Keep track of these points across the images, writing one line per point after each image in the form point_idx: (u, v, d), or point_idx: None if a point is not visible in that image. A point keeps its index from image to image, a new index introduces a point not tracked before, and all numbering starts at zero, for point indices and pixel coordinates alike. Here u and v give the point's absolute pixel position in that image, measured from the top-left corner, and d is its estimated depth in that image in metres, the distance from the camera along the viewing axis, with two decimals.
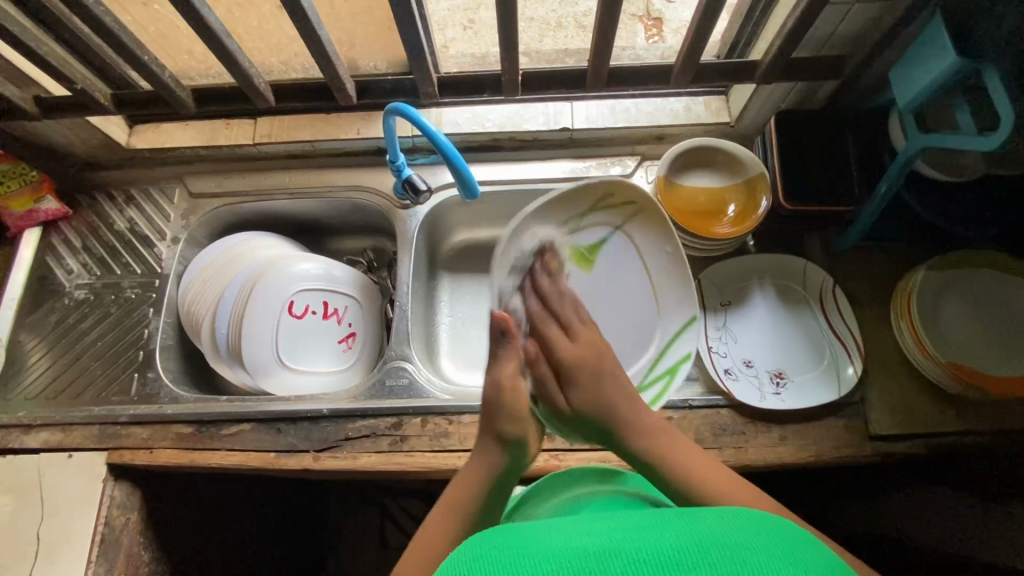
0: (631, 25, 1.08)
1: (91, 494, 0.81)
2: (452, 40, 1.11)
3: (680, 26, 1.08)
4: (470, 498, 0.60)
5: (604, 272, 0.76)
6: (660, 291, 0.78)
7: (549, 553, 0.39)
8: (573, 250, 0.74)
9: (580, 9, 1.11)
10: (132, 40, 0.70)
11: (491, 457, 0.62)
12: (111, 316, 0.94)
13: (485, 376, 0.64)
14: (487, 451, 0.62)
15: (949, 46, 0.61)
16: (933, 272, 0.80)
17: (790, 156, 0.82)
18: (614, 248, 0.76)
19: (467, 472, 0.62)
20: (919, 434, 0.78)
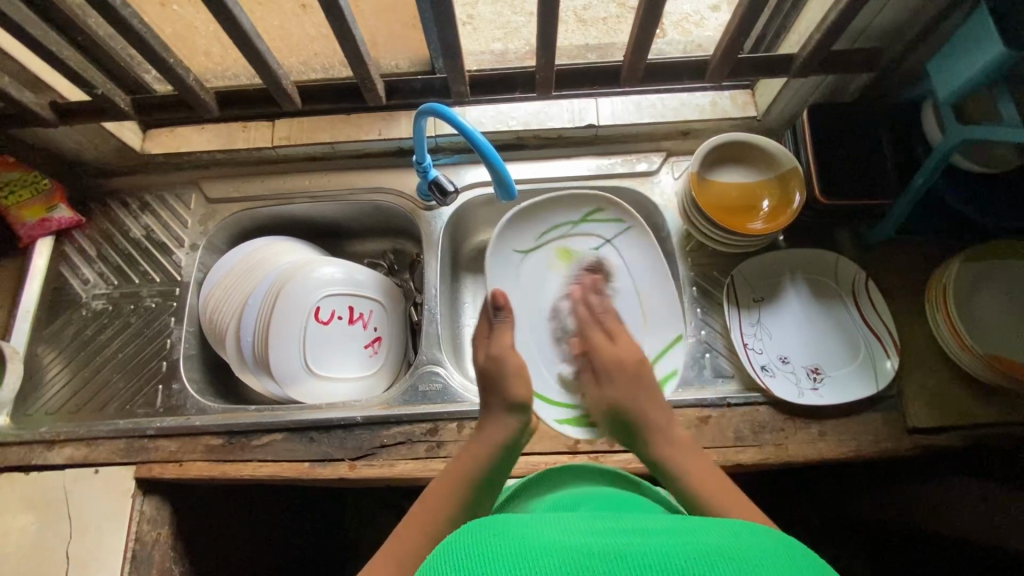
0: None
1: (120, 510, 0.79)
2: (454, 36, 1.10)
3: (680, 18, 1.07)
4: (483, 456, 0.64)
5: (589, 276, 0.92)
6: (646, 305, 0.89)
7: (552, 547, 0.39)
8: (565, 254, 0.93)
9: (579, 2, 1.11)
10: (158, 43, 0.68)
11: (503, 427, 0.67)
12: (131, 326, 0.92)
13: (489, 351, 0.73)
14: (498, 421, 0.67)
15: (997, 36, 0.61)
16: (967, 264, 0.80)
17: (825, 149, 0.82)
18: (602, 258, 0.92)
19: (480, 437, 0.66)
20: (958, 426, 0.78)
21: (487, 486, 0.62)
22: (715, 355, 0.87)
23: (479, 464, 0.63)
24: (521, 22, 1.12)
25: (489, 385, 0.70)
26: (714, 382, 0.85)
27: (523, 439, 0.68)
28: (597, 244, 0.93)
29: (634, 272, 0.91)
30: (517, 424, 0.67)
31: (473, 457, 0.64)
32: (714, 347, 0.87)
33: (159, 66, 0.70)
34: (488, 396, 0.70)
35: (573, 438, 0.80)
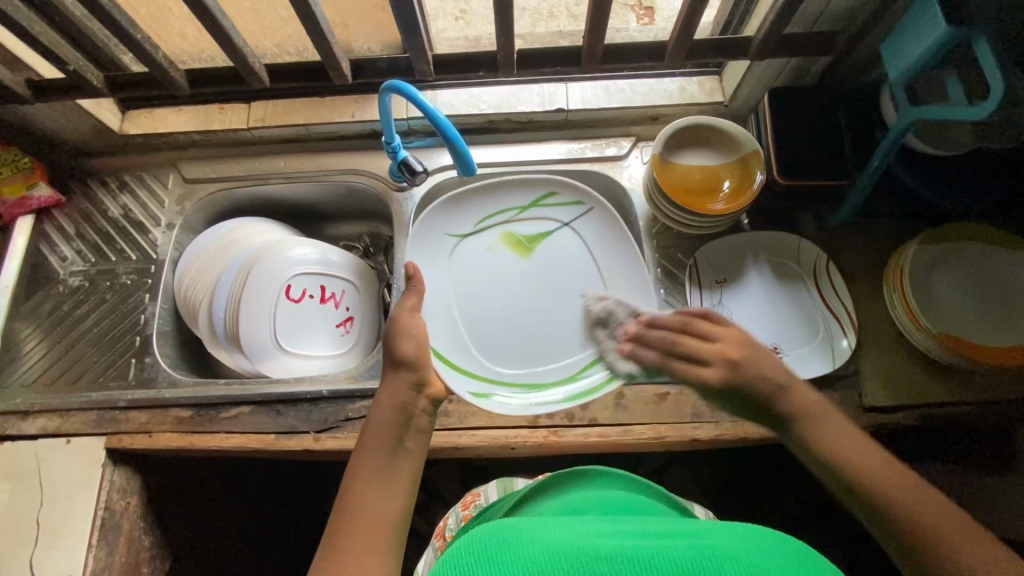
0: (624, 13, 1.12)
1: (90, 479, 0.81)
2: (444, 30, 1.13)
3: (672, 14, 1.11)
4: (389, 424, 0.61)
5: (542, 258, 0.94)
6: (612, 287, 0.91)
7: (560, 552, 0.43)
8: (509, 237, 0.95)
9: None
10: (127, 20, 0.70)
11: (398, 382, 0.65)
12: (107, 302, 0.93)
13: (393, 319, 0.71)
14: (396, 385, 0.65)
15: (938, 14, 0.62)
16: (924, 246, 0.82)
17: (785, 131, 0.83)
18: (555, 240, 0.95)
19: (382, 403, 0.63)
20: (912, 405, 0.80)
21: (404, 450, 0.60)
22: None
23: (388, 423, 0.61)
24: None
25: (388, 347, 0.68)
26: None
27: (428, 383, 0.66)
28: (551, 227, 0.95)
29: (596, 252, 0.93)
30: (411, 376, 0.65)
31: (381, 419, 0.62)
32: None
33: (127, 42, 0.72)
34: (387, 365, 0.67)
35: (534, 412, 0.82)
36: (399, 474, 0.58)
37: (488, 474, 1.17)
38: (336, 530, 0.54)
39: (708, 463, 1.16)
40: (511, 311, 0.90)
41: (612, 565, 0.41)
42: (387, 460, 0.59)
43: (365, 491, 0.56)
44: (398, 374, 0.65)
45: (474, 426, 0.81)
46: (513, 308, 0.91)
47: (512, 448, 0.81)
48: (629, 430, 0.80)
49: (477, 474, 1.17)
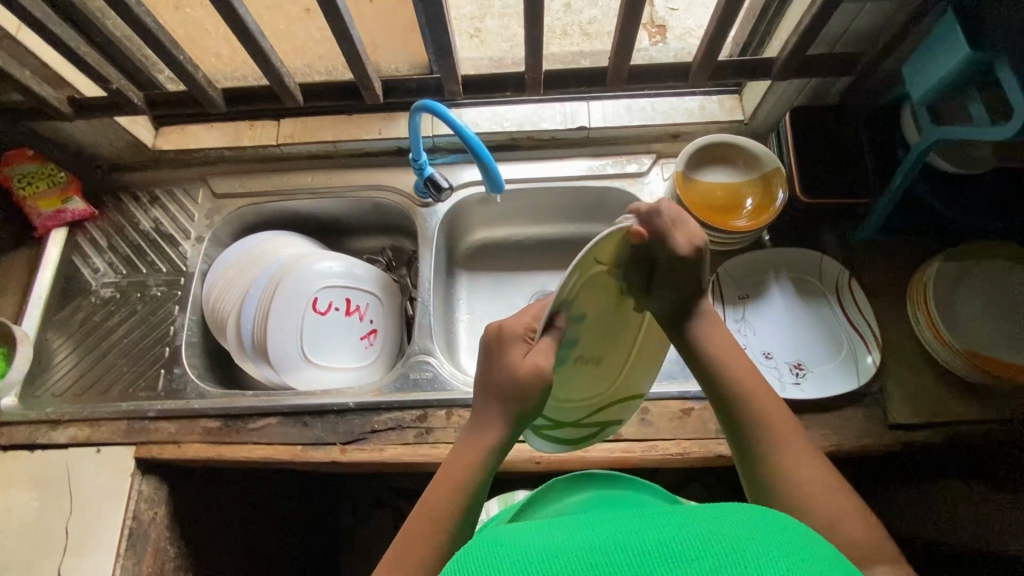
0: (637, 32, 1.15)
1: (119, 488, 0.82)
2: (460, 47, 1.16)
3: (684, 33, 1.14)
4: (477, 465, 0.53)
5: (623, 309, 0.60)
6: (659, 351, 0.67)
7: (560, 549, 0.36)
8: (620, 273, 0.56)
9: (583, 17, 1.19)
10: (170, 42, 0.73)
11: (488, 431, 0.54)
12: (137, 314, 0.95)
13: (500, 340, 0.54)
14: (487, 425, 0.54)
15: (961, 37, 0.64)
16: (947, 263, 0.82)
17: (806, 149, 0.84)
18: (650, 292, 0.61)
19: (472, 441, 0.54)
20: (937, 423, 0.79)
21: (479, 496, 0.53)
22: None
23: (467, 484, 0.53)
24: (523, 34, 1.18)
25: (490, 374, 0.54)
26: None
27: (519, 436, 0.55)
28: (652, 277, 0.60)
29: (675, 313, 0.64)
30: (508, 435, 0.54)
31: (458, 474, 0.53)
32: None
33: (170, 63, 0.75)
34: (482, 395, 0.55)
35: None
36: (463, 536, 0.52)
37: (505, 488, 1.18)
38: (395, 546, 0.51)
39: (727, 480, 1.16)
40: (614, 321, 0.59)
41: (612, 562, 0.35)
42: (456, 521, 0.52)
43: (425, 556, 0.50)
44: (495, 429, 0.53)
45: None
46: (624, 317, 0.59)
47: (537, 463, 0.81)
48: (653, 445, 0.80)
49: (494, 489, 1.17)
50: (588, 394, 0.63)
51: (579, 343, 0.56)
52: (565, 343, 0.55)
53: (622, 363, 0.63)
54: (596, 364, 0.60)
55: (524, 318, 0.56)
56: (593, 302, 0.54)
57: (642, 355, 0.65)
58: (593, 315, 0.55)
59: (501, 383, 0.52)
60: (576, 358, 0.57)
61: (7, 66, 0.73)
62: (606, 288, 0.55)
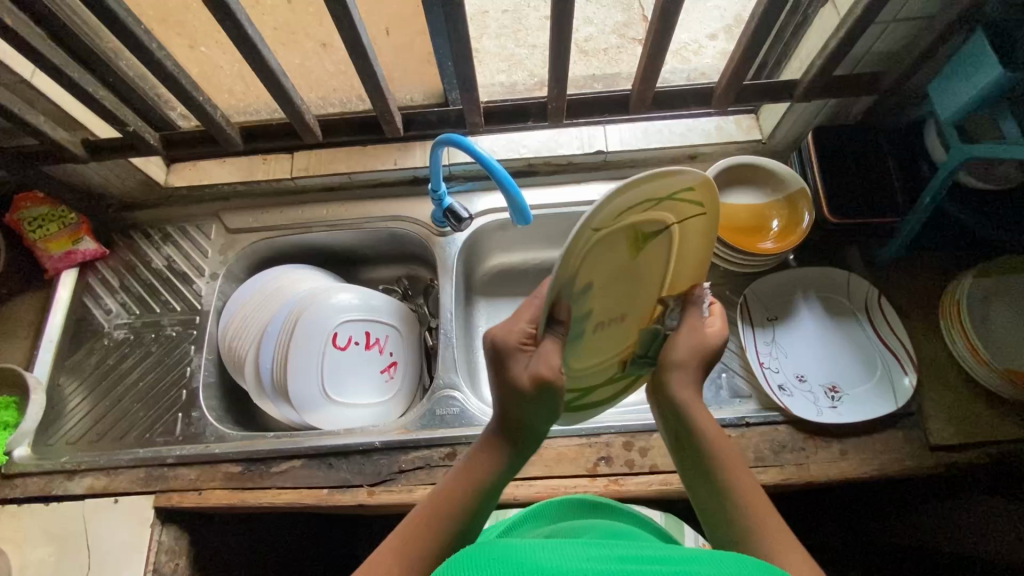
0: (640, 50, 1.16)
1: (140, 540, 0.79)
2: None
3: (680, 48, 1.14)
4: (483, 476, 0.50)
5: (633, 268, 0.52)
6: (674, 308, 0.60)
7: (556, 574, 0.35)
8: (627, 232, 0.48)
9: (581, 35, 1.21)
10: (190, 83, 0.71)
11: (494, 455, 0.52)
12: (152, 355, 0.93)
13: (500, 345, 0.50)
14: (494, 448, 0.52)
15: (993, 56, 0.63)
16: (978, 279, 0.81)
17: (831, 169, 0.83)
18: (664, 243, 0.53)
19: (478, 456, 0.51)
20: (979, 443, 0.78)
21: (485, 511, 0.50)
22: (731, 374, 0.86)
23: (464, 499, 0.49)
24: (522, 54, 1.19)
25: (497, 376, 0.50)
26: (732, 403, 0.84)
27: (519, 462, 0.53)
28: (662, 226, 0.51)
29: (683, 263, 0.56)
30: (511, 455, 0.52)
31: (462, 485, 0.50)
32: (729, 365, 0.87)
33: (189, 104, 0.73)
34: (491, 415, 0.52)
35: (592, 460, 0.80)
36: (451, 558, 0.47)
37: None
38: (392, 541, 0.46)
39: None
40: (637, 274, 0.52)
41: None
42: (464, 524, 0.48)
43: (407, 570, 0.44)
44: (499, 447, 0.52)
45: (532, 476, 0.79)
46: (648, 266, 0.53)
47: None
48: None
49: None
50: (611, 353, 0.59)
51: (595, 308, 0.52)
52: (579, 313, 0.50)
53: (648, 313, 0.58)
54: (616, 323, 0.56)
55: (519, 325, 0.50)
56: (603, 265, 0.48)
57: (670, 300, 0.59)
58: (598, 283, 0.49)
59: (502, 396, 0.50)
60: (592, 325, 0.53)
61: (22, 112, 0.72)
62: (616, 250, 0.48)
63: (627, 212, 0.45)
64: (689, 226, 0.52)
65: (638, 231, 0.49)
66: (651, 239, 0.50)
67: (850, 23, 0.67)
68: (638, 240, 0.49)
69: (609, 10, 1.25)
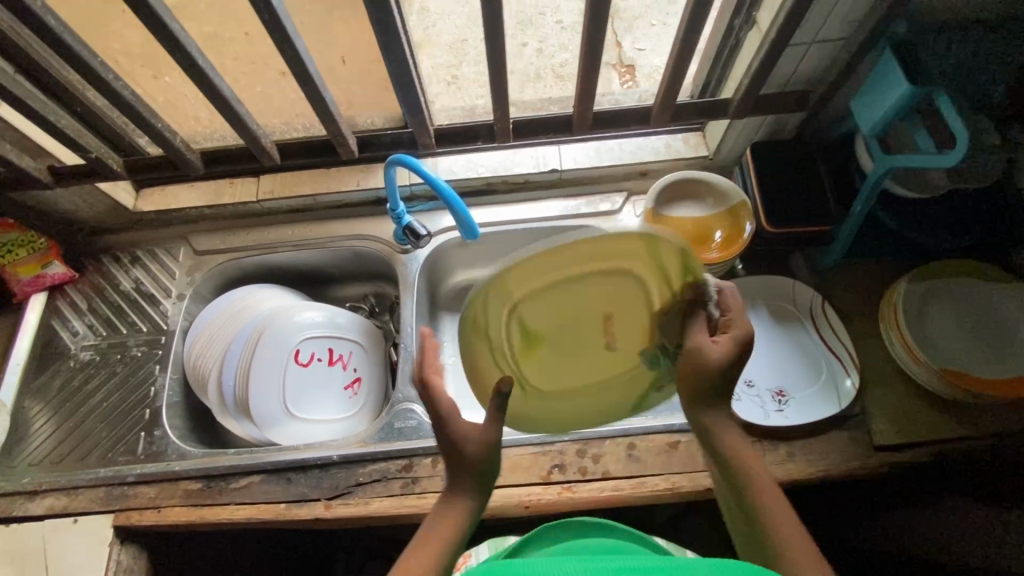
0: (608, 72, 1.24)
1: (98, 559, 0.80)
2: (438, 95, 1.23)
3: (652, 71, 1.23)
4: (454, 527, 0.54)
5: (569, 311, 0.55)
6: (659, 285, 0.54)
7: None
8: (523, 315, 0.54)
9: (556, 61, 1.28)
10: (148, 111, 0.75)
11: (459, 501, 0.56)
12: (117, 375, 0.94)
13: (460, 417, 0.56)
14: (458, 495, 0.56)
15: (900, 73, 0.68)
16: (914, 283, 0.85)
17: (769, 182, 0.87)
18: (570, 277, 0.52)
19: (443, 506, 0.56)
20: (921, 442, 0.80)
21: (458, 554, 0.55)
22: None
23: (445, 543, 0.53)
24: None
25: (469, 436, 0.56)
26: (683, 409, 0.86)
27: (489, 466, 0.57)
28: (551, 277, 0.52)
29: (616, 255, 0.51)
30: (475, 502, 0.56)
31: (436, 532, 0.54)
32: None
33: (148, 131, 0.77)
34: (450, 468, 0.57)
35: (546, 468, 0.81)
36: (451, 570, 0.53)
37: (501, 532, 1.15)
38: None
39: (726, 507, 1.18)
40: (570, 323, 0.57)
41: None
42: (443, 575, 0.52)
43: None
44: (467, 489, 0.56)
45: None
46: (571, 314, 0.56)
47: (526, 507, 0.80)
48: (643, 481, 0.80)
49: (489, 536, 1.15)
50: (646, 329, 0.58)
51: (588, 364, 0.60)
52: (589, 382, 0.61)
53: (637, 299, 0.55)
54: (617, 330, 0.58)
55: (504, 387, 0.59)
56: (550, 370, 0.59)
57: (628, 264, 0.52)
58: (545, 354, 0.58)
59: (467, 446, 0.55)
60: (588, 369, 0.61)
61: None
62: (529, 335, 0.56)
63: (486, 369, 0.56)
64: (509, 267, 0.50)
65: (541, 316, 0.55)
66: (529, 329, 0.56)
67: (768, 45, 0.71)
68: (518, 347, 0.56)
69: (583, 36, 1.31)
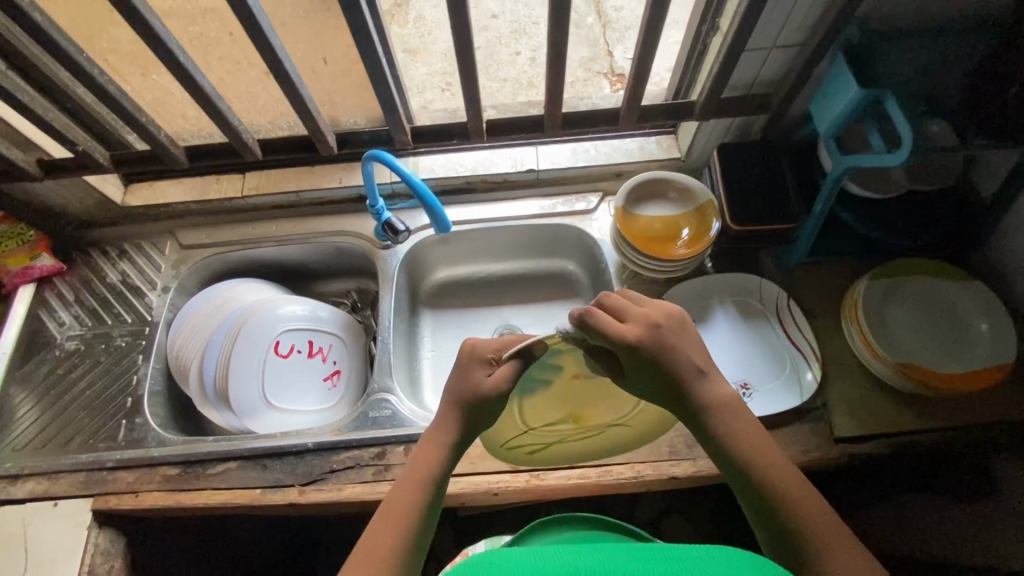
0: (599, 80, 1.30)
1: (75, 542, 0.81)
2: (431, 100, 1.28)
3: None
4: (440, 453, 0.62)
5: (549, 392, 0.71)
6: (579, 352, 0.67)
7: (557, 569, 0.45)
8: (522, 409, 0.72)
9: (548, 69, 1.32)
10: (133, 106, 0.78)
11: (446, 428, 0.63)
12: (101, 365, 0.97)
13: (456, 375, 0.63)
14: (447, 422, 0.63)
15: (851, 76, 0.71)
16: (874, 281, 0.88)
17: (735, 181, 0.90)
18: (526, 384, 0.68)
19: (430, 435, 0.63)
20: (880, 435, 0.82)
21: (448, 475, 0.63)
22: None
23: (432, 469, 0.61)
24: (494, 87, 1.30)
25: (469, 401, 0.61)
26: None
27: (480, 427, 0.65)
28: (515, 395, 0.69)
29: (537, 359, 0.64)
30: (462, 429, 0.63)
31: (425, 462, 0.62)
32: None
33: (133, 125, 0.80)
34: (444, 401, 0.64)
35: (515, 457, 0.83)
36: (433, 514, 0.61)
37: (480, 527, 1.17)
38: (374, 521, 0.59)
39: (703, 504, 1.20)
40: (561, 403, 0.73)
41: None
42: (431, 495, 0.60)
43: (398, 533, 0.57)
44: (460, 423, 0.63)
45: (457, 473, 0.83)
46: (555, 402, 0.73)
47: (495, 494, 0.82)
48: (609, 470, 0.82)
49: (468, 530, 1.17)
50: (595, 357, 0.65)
51: (602, 391, 0.73)
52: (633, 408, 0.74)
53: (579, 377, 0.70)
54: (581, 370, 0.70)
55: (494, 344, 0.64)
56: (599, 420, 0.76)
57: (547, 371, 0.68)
58: (557, 419, 0.75)
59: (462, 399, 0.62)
60: (598, 419, 0.76)
61: None
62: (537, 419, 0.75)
63: (550, 452, 0.80)
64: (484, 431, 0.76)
65: (536, 407, 0.73)
66: (530, 419, 0.74)
67: (726, 49, 0.75)
68: (550, 426, 0.76)
69: (575, 44, 1.34)
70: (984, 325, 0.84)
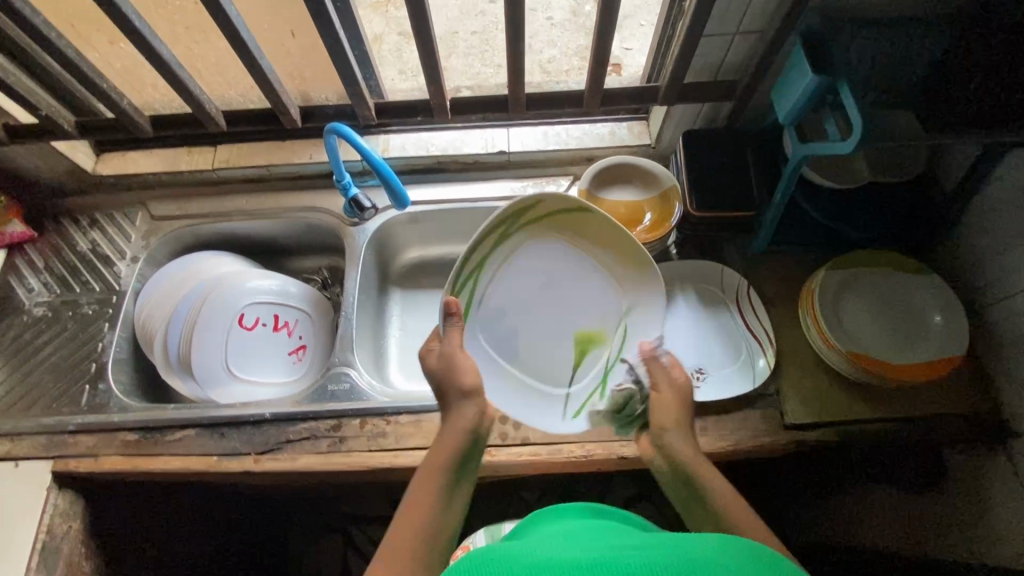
0: None
1: (35, 501, 0.84)
2: (421, 83, 1.27)
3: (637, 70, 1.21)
4: (459, 435, 0.66)
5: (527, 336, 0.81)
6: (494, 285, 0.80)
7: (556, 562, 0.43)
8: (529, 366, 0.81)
9: (543, 56, 1.31)
10: (94, 73, 0.78)
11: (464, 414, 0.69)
12: (67, 331, 0.98)
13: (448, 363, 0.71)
14: (463, 408, 0.69)
15: (807, 63, 0.71)
16: (833, 271, 0.88)
17: (698, 168, 0.90)
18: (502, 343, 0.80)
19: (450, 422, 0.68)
20: (829, 422, 0.83)
21: (471, 458, 0.66)
22: None
23: (453, 448, 0.65)
24: (488, 73, 1.30)
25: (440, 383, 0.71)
26: None
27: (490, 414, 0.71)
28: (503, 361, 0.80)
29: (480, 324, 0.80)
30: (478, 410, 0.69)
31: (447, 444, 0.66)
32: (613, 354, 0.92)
33: (95, 91, 0.80)
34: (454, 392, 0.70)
35: None
36: (461, 489, 0.64)
37: None
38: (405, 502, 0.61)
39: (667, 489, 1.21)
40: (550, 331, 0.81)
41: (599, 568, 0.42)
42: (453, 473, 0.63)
43: (430, 514, 0.59)
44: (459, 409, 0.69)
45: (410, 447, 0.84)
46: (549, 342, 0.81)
47: None
48: (558, 449, 0.83)
49: None
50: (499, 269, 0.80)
51: (568, 288, 0.81)
52: (597, 295, 0.81)
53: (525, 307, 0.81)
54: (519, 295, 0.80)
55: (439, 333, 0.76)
56: (598, 331, 0.81)
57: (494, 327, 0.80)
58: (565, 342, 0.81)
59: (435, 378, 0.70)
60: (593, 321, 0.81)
61: None
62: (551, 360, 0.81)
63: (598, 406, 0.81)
64: (500, 402, 0.79)
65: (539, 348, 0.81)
66: (540, 367, 0.81)
67: (684, 33, 0.75)
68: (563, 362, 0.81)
69: (572, 32, 1.33)
70: (938, 317, 0.84)
